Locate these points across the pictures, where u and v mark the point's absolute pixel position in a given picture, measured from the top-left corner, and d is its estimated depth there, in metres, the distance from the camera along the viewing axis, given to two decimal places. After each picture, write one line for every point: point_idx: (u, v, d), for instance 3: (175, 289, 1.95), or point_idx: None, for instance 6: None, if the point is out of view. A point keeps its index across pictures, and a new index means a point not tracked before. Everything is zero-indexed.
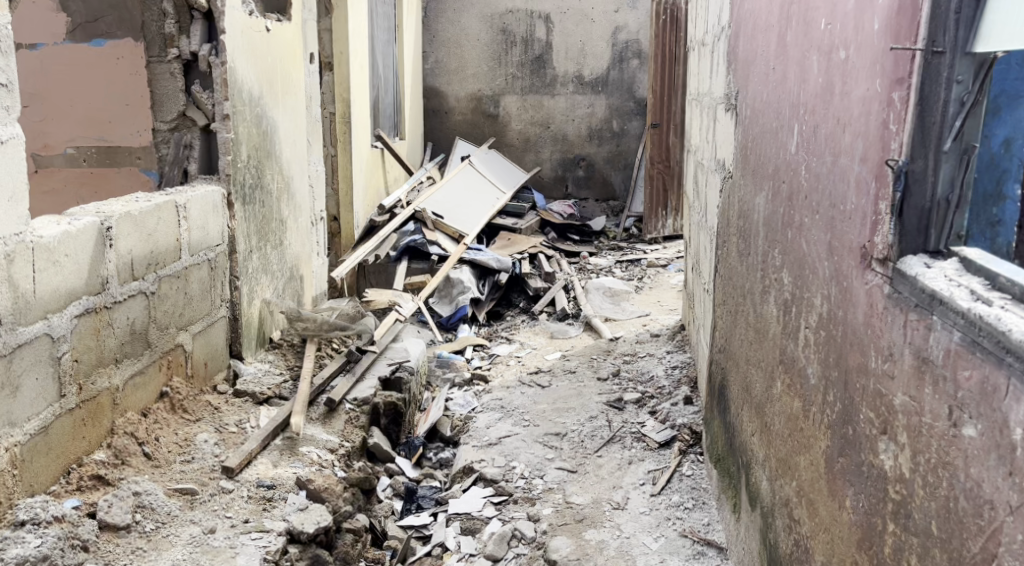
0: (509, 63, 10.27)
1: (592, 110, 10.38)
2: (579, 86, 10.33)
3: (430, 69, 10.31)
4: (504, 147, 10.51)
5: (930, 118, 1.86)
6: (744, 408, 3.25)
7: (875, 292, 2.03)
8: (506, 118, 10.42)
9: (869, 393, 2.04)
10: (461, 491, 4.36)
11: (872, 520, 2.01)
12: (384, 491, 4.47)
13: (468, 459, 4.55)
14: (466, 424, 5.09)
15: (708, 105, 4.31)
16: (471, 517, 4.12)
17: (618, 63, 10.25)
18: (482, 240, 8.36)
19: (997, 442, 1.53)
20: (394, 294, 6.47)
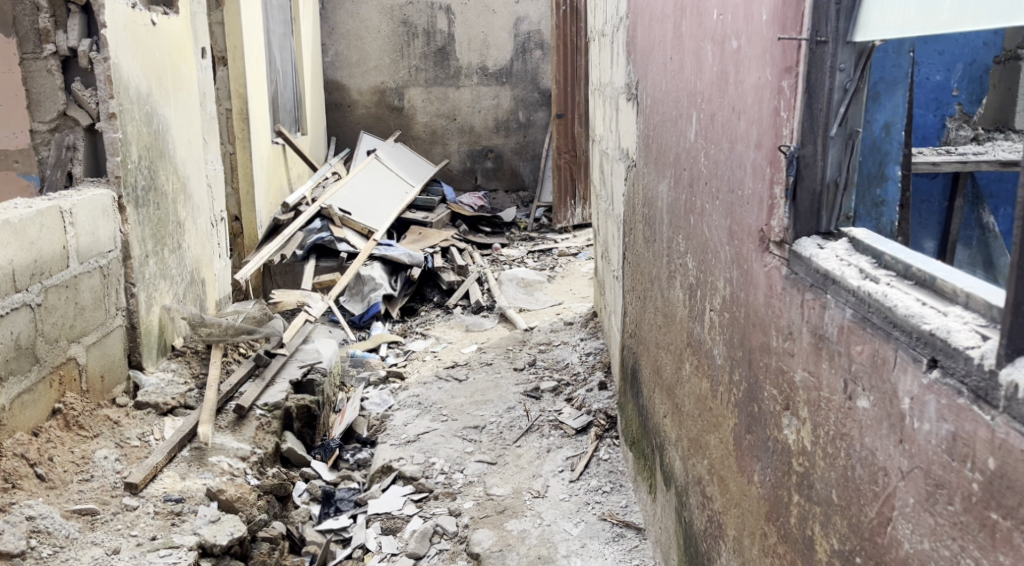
0: (412, 55, 10.18)
1: (497, 101, 10.41)
2: (483, 77, 10.33)
3: (329, 62, 10.12)
4: (410, 140, 10.43)
5: (817, 106, 1.94)
6: (655, 391, 3.33)
7: (773, 273, 2.11)
8: (411, 111, 10.34)
9: (772, 370, 2.12)
10: (380, 491, 4.31)
11: (778, 493, 2.10)
12: (300, 496, 4.37)
13: (386, 458, 4.52)
14: (383, 423, 5.05)
15: (610, 94, 4.37)
16: (392, 517, 4.09)
17: (521, 54, 10.30)
18: (392, 235, 8.30)
19: (888, 411, 1.61)
20: (303, 294, 6.32)
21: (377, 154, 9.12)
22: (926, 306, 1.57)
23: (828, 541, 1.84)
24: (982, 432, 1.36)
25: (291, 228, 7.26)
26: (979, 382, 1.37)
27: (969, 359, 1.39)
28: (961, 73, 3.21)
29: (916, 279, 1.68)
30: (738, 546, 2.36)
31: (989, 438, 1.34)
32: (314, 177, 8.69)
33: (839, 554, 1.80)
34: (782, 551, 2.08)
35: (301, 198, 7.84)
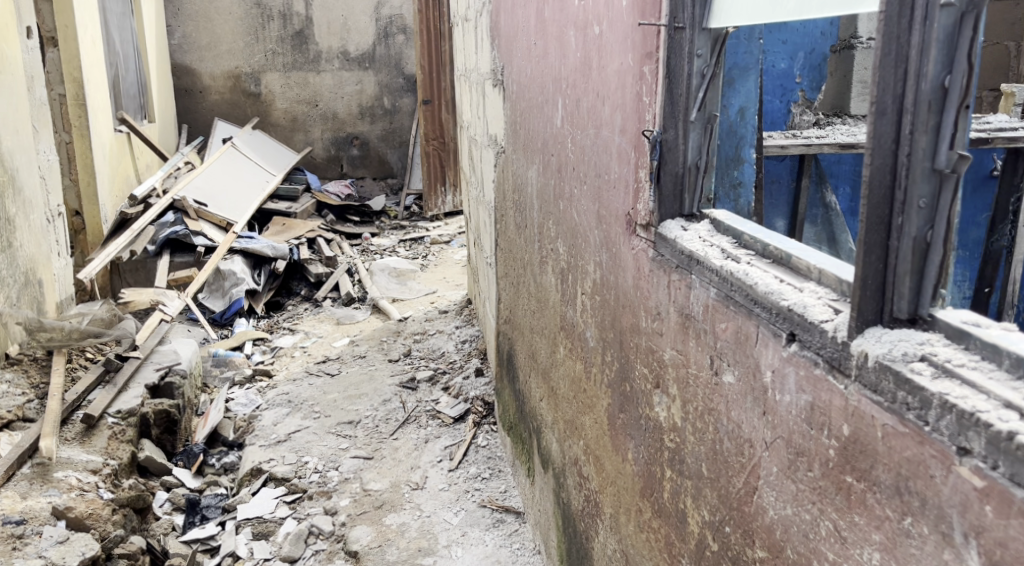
0: (267, 38, 9.81)
1: (360, 87, 10.20)
2: (344, 62, 10.10)
3: (177, 44, 9.56)
4: (270, 127, 10.08)
5: (677, 91, 1.96)
6: (531, 375, 3.35)
7: (641, 256, 2.14)
8: (270, 97, 10.00)
9: (642, 350, 2.15)
10: (250, 495, 4.14)
11: (651, 469, 2.14)
12: (162, 506, 4.17)
13: (255, 461, 4.35)
14: (250, 424, 4.81)
15: (476, 79, 4.35)
16: (263, 521, 3.92)
17: (383, 39, 10.12)
18: (254, 226, 8.00)
19: (752, 385, 1.66)
20: (156, 293, 5.98)
21: (233, 142, 8.76)
22: (784, 283, 1.62)
23: (699, 513, 1.89)
24: (837, 400, 1.42)
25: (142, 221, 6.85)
26: (833, 353, 1.43)
27: (825, 332, 1.44)
28: (802, 62, 3.57)
29: (773, 258, 1.74)
30: (615, 523, 2.40)
31: (843, 405, 1.40)
32: (164, 167, 8.25)
33: (710, 524, 1.85)
34: (657, 526, 2.12)
35: (150, 189, 7.42)
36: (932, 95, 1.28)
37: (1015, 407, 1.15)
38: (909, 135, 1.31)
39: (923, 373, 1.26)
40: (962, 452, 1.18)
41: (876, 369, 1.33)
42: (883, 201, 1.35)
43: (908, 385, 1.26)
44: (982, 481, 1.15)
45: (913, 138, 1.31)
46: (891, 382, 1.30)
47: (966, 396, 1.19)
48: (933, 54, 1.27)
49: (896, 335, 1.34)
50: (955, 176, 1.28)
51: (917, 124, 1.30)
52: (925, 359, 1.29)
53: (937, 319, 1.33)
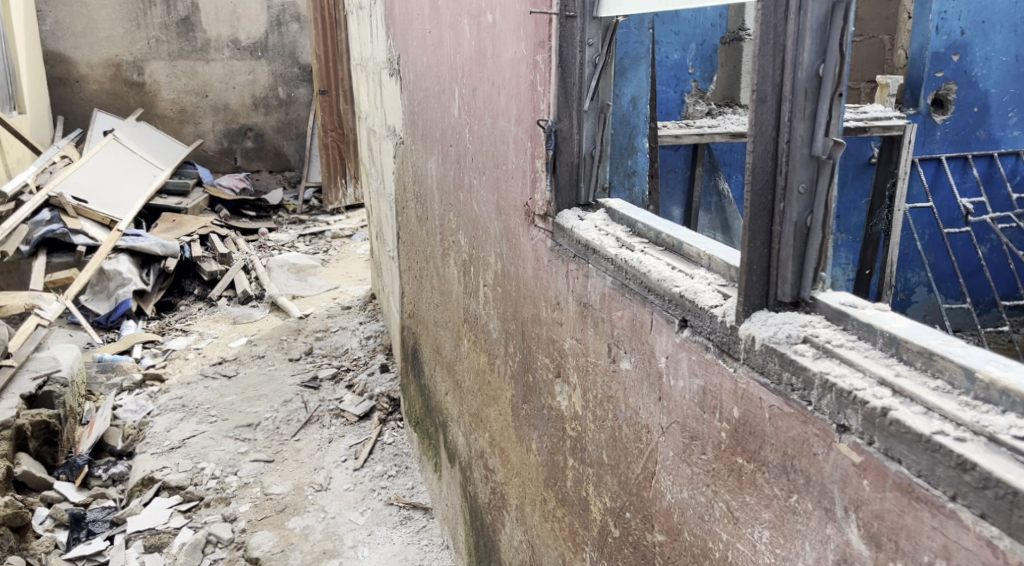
0: (150, 25, 9.32)
1: (253, 77, 9.81)
2: (235, 50, 9.70)
3: (49, 30, 8.99)
4: (156, 119, 9.59)
5: (570, 80, 1.97)
6: (436, 369, 3.33)
7: (539, 246, 2.14)
8: (155, 87, 9.52)
9: (543, 341, 2.16)
10: (141, 505, 3.93)
11: (554, 458, 2.15)
12: (43, 524, 3.88)
13: (146, 470, 4.14)
14: (140, 432, 4.58)
15: (372, 69, 4.29)
16: (155, 532, 3.74)
17: (276, 27, 9.77)
18: (140, 223, 7.69)
19: (647, 372, 1.69)
20: (31, 294, 5.63)
21: (115, 134, 8.37)
22: (676, 270, 1.65)
23: (601, 500, 1.91)
24: (727, 383, 1.45)
25: (13, 219, 6.39)
26: (722, 338, 1.46)
27: (714, 317, 1.47)
28: (695, 53, 3.79)
29: (666, 245, 1.76)
30: (521, 514, 2.41)
31: (733, 389, 1.43)
32: (39, 161, 7.82)
33: (612, 511, 1.87)
34: (560, 515, 2.13)
35: (22, 185, 7.01)
36: (808, 83, 1.32)
37: (889, 383, 1.20)
38: (788, 122, 1.35)
39: (806, 354, 1.30)
40: (841, 429, 1.23)
41: (762, 352, 1.36)
42: (765, 187, 1.38)
43: (792, 366, 1.30)
44: (860, 457, 1.19)
45: (791, 126, 1.35)
46: (776, 363, 1.33)
47: (845, 375, 1.24)
48: (807, 43, 1.30)
49: (781, 318, 1.38)
50: (831, 162, 1.33)
51: (795, 111, 1.34)
52: (807, 340, 1.33)
53: (818, 302, 1.38)
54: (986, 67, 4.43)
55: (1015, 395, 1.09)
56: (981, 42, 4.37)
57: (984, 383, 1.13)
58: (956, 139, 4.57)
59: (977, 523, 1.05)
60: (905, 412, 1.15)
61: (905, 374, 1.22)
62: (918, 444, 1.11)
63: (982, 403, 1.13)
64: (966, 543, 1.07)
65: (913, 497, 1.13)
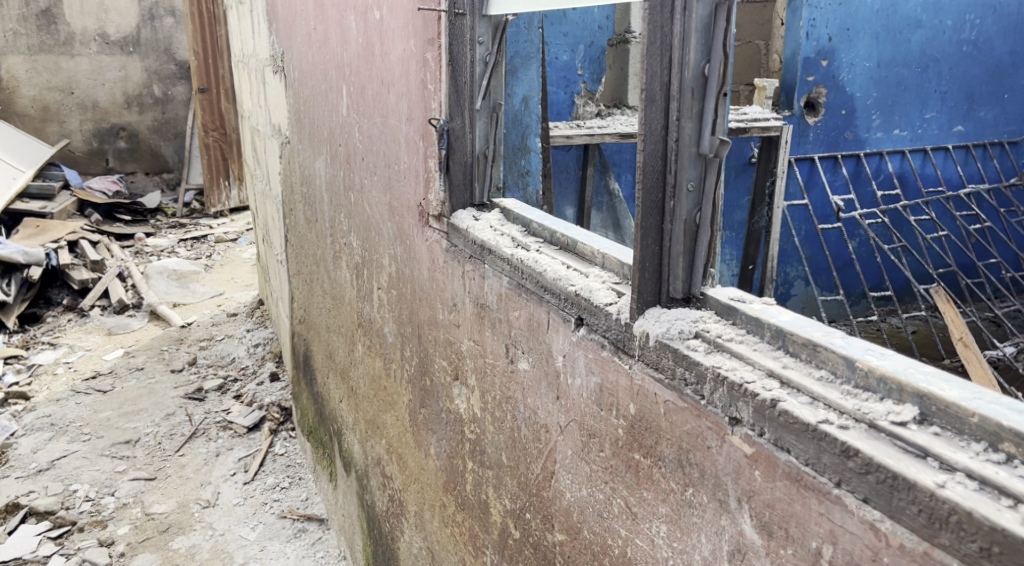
0: (7, 16, 8.46)
1: (124, 73, 9.14)
2: (103, 45, 8.97)
3: None
4: (16, 118, 8.71)
5: (462, 79, 1.93)
6: (329, 375, 3.24)
7: (434, 247, 2.10)
8: (13, 83, 8.64)
9: (440, 344, 2.12)
10: (5, 533, 3.64)
11: (453, 462, 2.12)
12: None
13: (11, 496, 3.85)
14: (3, 456, 4.24)
15: (254, 66, 4.14)
16: (22, 563, 3.46)
17: (148, 21, 9.13)
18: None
19: (545, 371, 1.68)
20: None
21: None
22: (571, 269, 1.65)
23: (501, 502, 1.89)
24: (623, 380, 1.45)
25: None
26: (618, 335, 1.46)
27: (609, 315, 1.48)
28: (583, 55, 3.86)
29: (561, 245, 1.76)
30: (420, 520, 2.36)
31: (629, 385, 1.44)
32: None
33: (511, 512, 1.85)
34: (460, 519, 2.10)
35: None
36: (695, 82, 1.33)
37: (777, 375, 1.22)
38: (676, 121, 1.36)
39: (698, 349, 1.32)
40: (733, 422, 1.24)
41: (656, 348, 1.37)
42: (655, 185, 1.39)
43: (685, 361, 1.31)
44: (751, 448, 1.21)
45: (680, 125, 1.36)
46: (670, 359, 1.34)
47: (736, 368, 1.25)
48: (693, 43, 1.31)
49: (673, 314, 1.39)
50: (717, 160, 1.34)
51: (683, 110, 1.35)
52: (699, 335, 1.35)
53: (708, 297, 1.41)
54: (852, 72, 4.67)
55: (892, 382, 1.13)
56: (847, 48, 4.61)
57: (864, 372, 1.16)
58: (828, 140, 4.77)
59: (860, 507, 1.08)
60: (792, 402, 1.17)
61: (792, 366, 1.24)
62: (805, 434, 1.13)
63: (862, 391, 1.16)
64: (851, 527, 1.09)
65: (801, 485, 1.15)
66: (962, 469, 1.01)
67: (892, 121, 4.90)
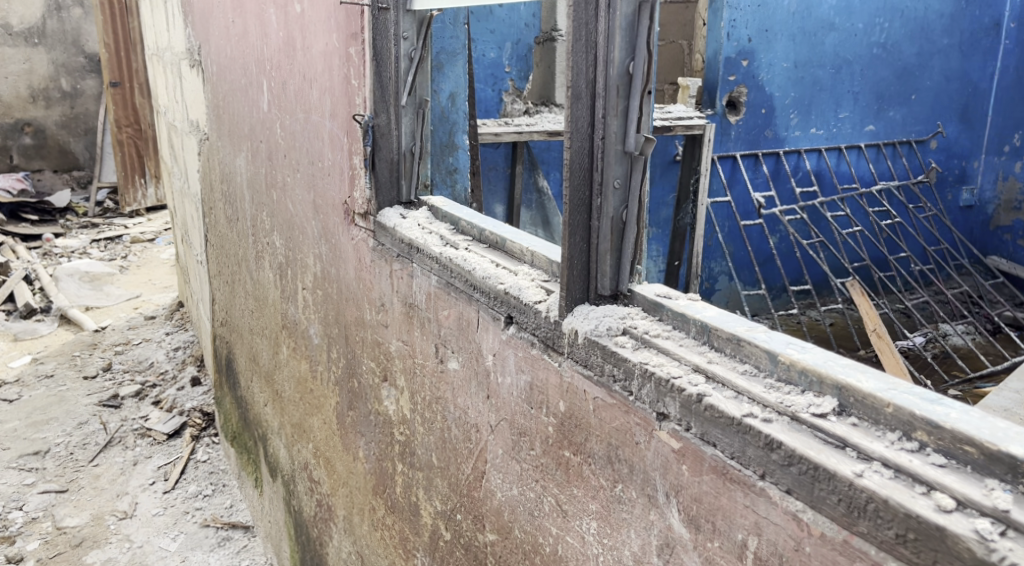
0: None
1: (29, 65, 8.72)
2: (6, 36, 8.55)
3: None
4: None
5: (386, 75, 1.88)
6: (253, 378, 3.16)
7: (360, 246, 2.06)
8: None
9: (368, 344, 2.08)
10: None
11: (383, 465, 2.08)
12: None
13: None
14: None
15: (170, 60, 4.00)
16: None
17: (55, 12, 8.75)
18: None
19: (475, 370, 1.66)
20: None
21: None
22: (500, 267, 1.63)
23: (432, 504, 1.86)
24: (553, 378, 1.45)
25: None
26: (547, 332, 1.46)
27: (538, 313, 1.47)
28: (511, 52, 3.86)
29: (490, 243, 1.74)
30: (349, 525, 2.31)
31: (558, 383, 1.44)
32: None
33: (442, 514, 1.82)
34: (390, 522, 2.06)
35: None
36: (619, 80, 1.33)
37: (702, 369, 1.22)
38: (602, 119, 1.35)
39: (626, 345, 1.32)
40: (660, 417, 1.24)
41: (585, 345, 1.37)
42: (583, 182, 1.38)
43: (613, 357, 1.31)
44: (679, 443, 1.21)
45: (606, 122, 1.35)
46: (599, 356, 1.34)
47: (662, 364, 1.26)
48: (617, 40, 1.31)
49: (601, 311, 1.39)
50: (643, 158, 1.34)
51: (609, 108, 1.34)
52: (627, 332, 1.35)
53: (635, 294, 1.41)
54: (771, 72, 4.77)
55: (812, 374, 1.13)
56: (766, 49, 4.71)
57: (785, 365, 1.16)
58: (749, 138, 4.84)
59: (783, 499, 1.07)
60: (717, 397, 1.16)
61: (717, 360, 1.24)
62: (730, 427, 1.13)
63: (784, 385, 1.16)
64: (775, 519, 1.09)
65: (726, 478, 1.15)
66: (878, 458, 1.00)
67: (809, 120, 5.02)
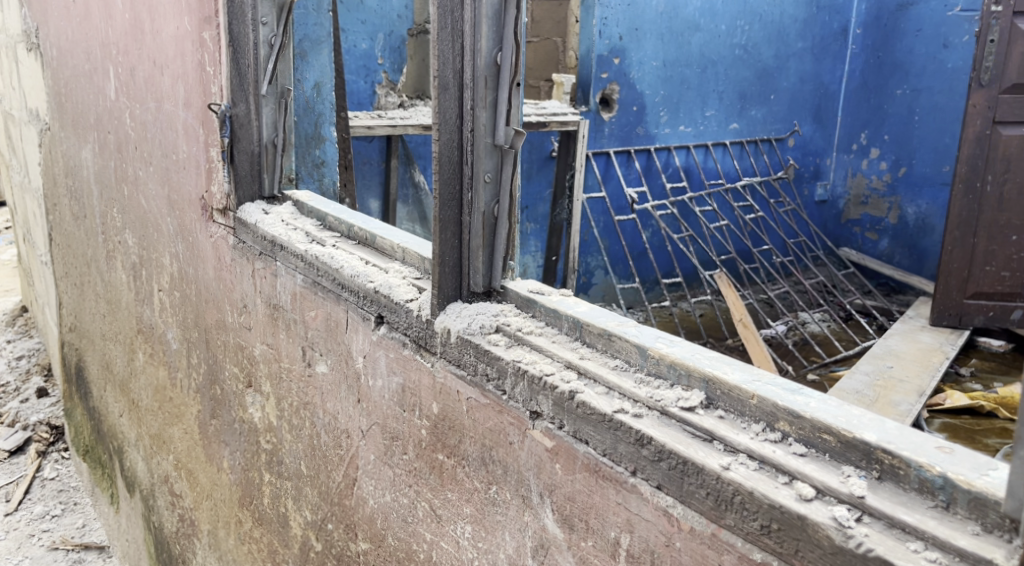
0: None
1: None
2: None
3: None
4: None
5: (244, 62, 1.78)
6: (107, 386, 2.95)
7: (220, 244, 1.94)
8: None
9: (230, 348, 1.97)
10: None
11: (249, 475, 1.97)
12: None
13: None
14: None
15: (6, 43, 3.68)
16: None
17: None
18: None
19: (345, 373, 1.59)
20: None
21: None
22: (369, 265, 1.57)
23: (301, 515, 1.78)
24: (425, 379, 1.40)
25: None
26: (418, 332, 1.41)
27: (409, 312, 1.42)
28: (383, 44, 3.77)
29: (359, 240, 1.68)
30: (214, 540, 2.20)
31: (431, 384, 1.39)
32: None
33: (312, 524, 1.75)
34: (258, 535, 1.97)
35: None
36: (487, 71, 1.29)
37: (575, 365, 1.20)
38: (470, 110, 1.31)
39: (499, 343, 1.29)
40: (534, 416, 1.22)
41: (458, 345, 1.33)
42: (453, 176, 1.34)
43: (486, 356, 1.28)
44: (552, 441, 1.19)
45: (474, 114, 1.31)
46: (471, 355, 1.31)
47: (534, 361, 1.23)
48: (484, 30, 1.27)
49: (473, 309, 1.36)
50: (513, 151, 1.32)
51: (477, 99, 1.30)
52: (500, 329, 1.32)
53: (508, 290, 1.39)
54: (641, 70, 4.86)
55: (680, 368, 1.12)
56: (636, 48, 4.80)
57: (655, 359, 1.15)
58: (622, 135, 4.91)
59: (654, 494, 1.07)
60: (589, 393, 1.14)
61: (588, 356, 1.23)
62: (602, 424, 1.11)
63: (654, 379, 1.15)
64: (646, 515, 1.08)
65: (599, 476, 1.13)
66: (744, 450, 1.00)
67: (677, 117, 5.15)
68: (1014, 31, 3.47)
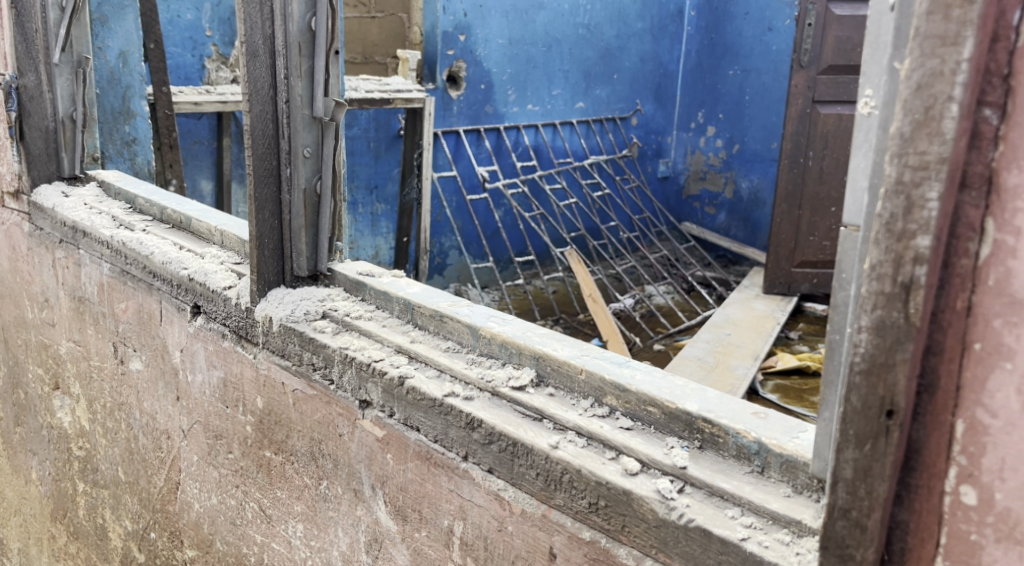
0: None
1: None
2: None
3: None
4: None
5: (31, 26, 1.61)
6: None
7: (14, 232, 1.76)
8: None
9: (32, 348, 1.79)
10: None
11: (61, 486, 1.81)
12: None
13: None
14: None
15: None
16: None
17: None
18: None
19: (161, 369, 1.48)
20: None
21: None
22: (182, 249, 1.45)
23: (121, 524, 1.65)
24: (247, 372, 1.32)
25: None
26: (238, 321, 1.32)
27: (227, 300, 1.33)
28: (210, 15, 3.56)
29: (172, 223, 1.56)
30: (25, 558, 2.03)
31: (254, 377, 1.31)
32: None
33: (134, 534, 1.62)
34: (75, 550, 1.83)
35: None
36: (300, 37, 1.20)
37: (405, 350, 1.15)
38: (285, 80, 1.23)
39: (325, 330, 1.22)
40: (363, 405, 1.16)
41: (281, 333, 1.25)
42: (268, 151, 1.25)
43: (311, 345, 1.20)
44: (382, 431, 1.14)
45: (289, 84, 1.23)
46: (296, 344, 1.23)
47: (363, 347, 1.17)
48: None
49: (298, 295, 1.29)
50: (335, 124, 1.24)
51: (291, 68, 1.22)
52: (326, 315, 1.25)
53: (336, 273, 1.33)
54: (486, 48, 4.83)
55: (511, 347, 1.09)
56: (480, 25, 4.76)
57: (487, 339, 1.12)
58: (469, 113, 4.86)
59: (485, 479, 1.03)
60: (419, 378, 1.09)
61: (420, 339, 1.18)
62: (431, 409, 1.07)
63: (485, 359, 1.12)
64: (478, 500, 1.04)
65: (431, 463, 1.09)
66: (572, 427, 0.98)
67: (525, 96, 5.15)
68: (828, 15, 3.65)
